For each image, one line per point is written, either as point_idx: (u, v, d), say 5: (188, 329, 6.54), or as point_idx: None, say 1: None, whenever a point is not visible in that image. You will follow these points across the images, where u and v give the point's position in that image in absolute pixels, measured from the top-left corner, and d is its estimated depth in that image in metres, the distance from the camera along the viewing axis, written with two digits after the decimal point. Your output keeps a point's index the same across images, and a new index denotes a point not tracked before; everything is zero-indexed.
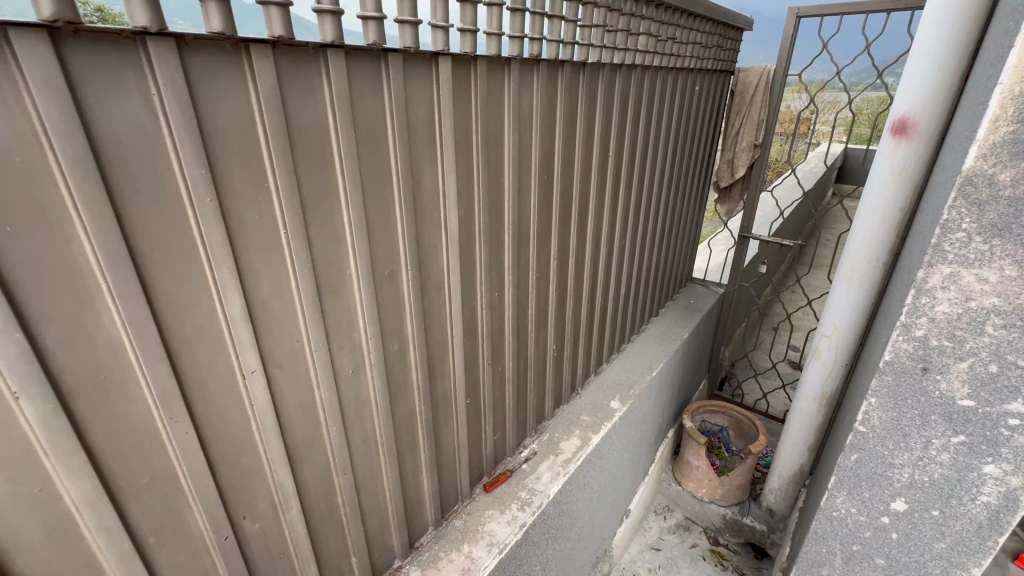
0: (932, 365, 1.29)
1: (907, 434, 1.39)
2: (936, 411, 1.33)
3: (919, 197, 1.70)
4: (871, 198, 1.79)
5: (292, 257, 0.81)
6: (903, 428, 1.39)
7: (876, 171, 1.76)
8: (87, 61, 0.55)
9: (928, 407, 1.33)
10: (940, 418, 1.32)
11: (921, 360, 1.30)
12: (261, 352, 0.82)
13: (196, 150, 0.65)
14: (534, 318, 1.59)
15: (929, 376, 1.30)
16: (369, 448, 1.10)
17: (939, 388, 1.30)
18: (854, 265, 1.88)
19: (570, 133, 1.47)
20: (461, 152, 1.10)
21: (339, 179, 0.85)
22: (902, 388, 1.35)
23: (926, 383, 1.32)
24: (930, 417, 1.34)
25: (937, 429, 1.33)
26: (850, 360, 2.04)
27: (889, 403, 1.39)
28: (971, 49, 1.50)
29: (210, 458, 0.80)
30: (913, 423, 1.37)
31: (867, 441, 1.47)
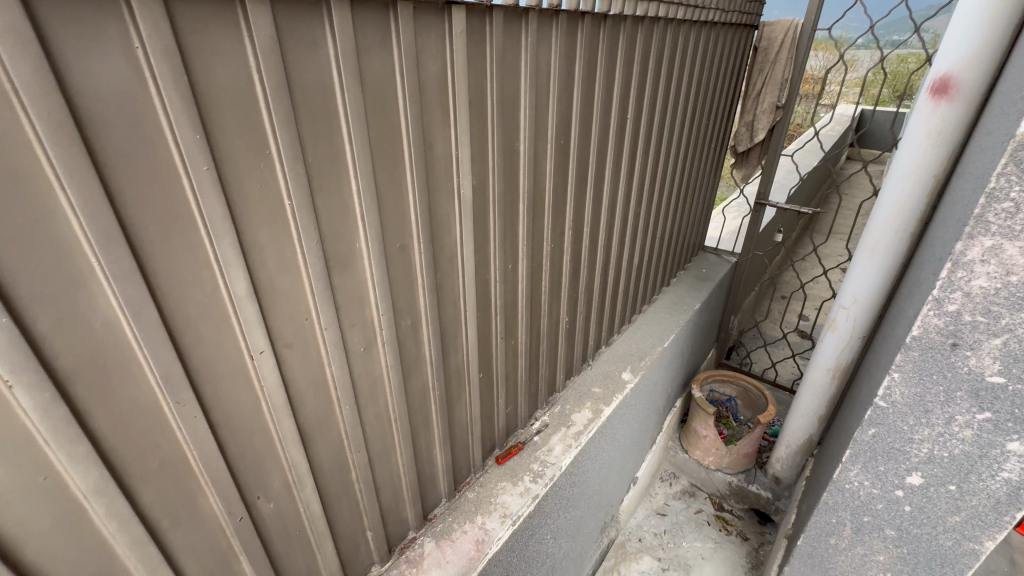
0: (962, 341, 1.25)
1: (929, 409, 1.36)
2: (962, 387, 1.29)
3: (955, 163, 1.61)
4: (902, 163, 1.70)
5: (298, 231, 0.76)
6: (926, 405, 1.36)
7: (910, 134, 1.66)
8: (59, 8, 0.48)
9: (954, 383, 1.30)
10: (967, 394, 1.29)
11: (951, 335, 1.26)
12: (269, 331, 0.77)
13: (190, 112, 0.59)
14: (548, 290, 1.54)
15: (958, 352, 1.26)
16: (382, 425, 1.08)
17: (968, 364, 1.26)
18: (880, 234, 1.81)
19: (589, 94, 1.38)
20: (475, 114, 1.02)
21: (346, 145, 0.79)
22: (928, 363, 1.31)
23: (954, 359, 1.28)
24: (955, 393, 1.31)
25: (962, 405, 1.30)
26: (868, 332, 1.99)
27: (913, 378, 1.36)
28: None
29: (221, 440, 0.77)
30: (936, 398, 1.34)
31: (887, 416, 1.44)
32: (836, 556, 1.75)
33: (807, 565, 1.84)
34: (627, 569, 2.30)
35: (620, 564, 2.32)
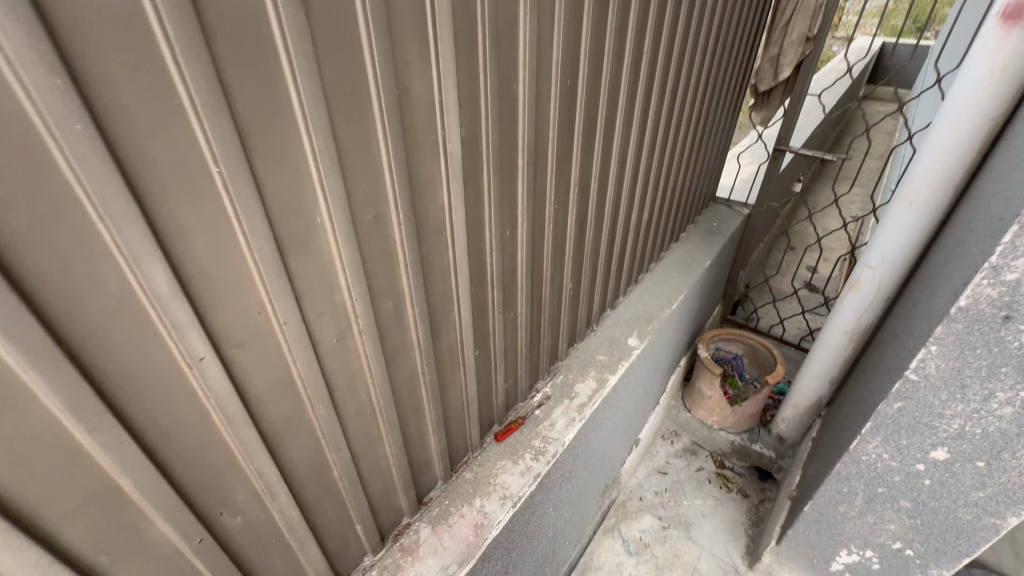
0: (1017, 314, 1.11)
1: (966, 385, 1.25)
2: (1009, 361, 1.17)
3: (1018, 103, 1.40)
4: (955, 104, 1.49)
5: (235, 207, 0.59)
6: (965, 379, 1.25)
7: (970, 69, 1.44)
8: None
9: (1000, 358, 1.18)
10: (1012, 370, 1.17)
11: (1005, 308, 1.12)
12: (211, 332, 0.63)
13: (41, 47, 0.40)
14: (550, 256, 1.37)
15: (1010, 326, 1.13)
16: (365, 418, 0.95)
17: (1019, 339, 1.13)
18: (920, 186, 1.62)
19: (600, 22, 1.15)
20: (463, 47, 0.81)
21: (292, 91, 0.60)
22: (973, 337, 1.19)
23: (1005, 332, 1.15)
24: (999, 368, 1.19)
25: (1006, 381, 1.19)
26: (893, 292, 1.85)
27: (952, 352, 1.23)
28: None
29: (164, 461, 0.64)
30: (977, 374, 1.22)
31: (917, 390, 1.33)
32: (843, 522, 1.71)
33: (812, 530, 1.81)
34: (627, 528, 2.30)
35: (620, 522, 2.32)
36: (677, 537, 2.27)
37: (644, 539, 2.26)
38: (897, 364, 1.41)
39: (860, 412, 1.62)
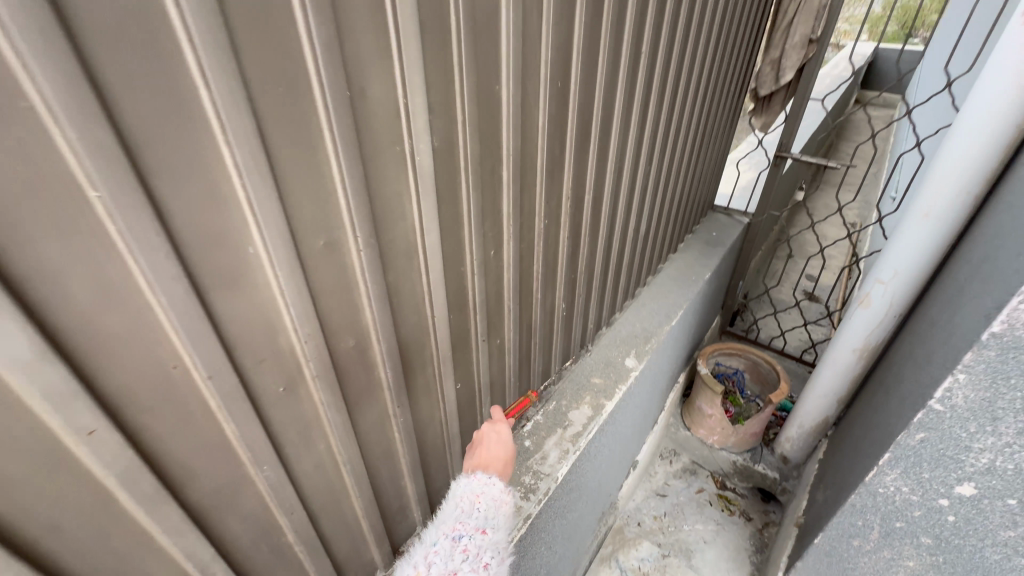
0: None
1: (998, 417, 1.14)
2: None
3: None
4: (973, 115, 1.42)
5: (132, 244, 0.46)
6: (997, 412, 1.13)
7: (995, 79, 1.36)
8: None
9: None
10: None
11: None
12: (104, 399, 0.49)
13: None
14: (542, 275, 1.25)
15: None
16: (325, 473, 0.83)
17: None
18: (936, 200, 1.54)
19: (593, 21, 1.03)
20: (432, 46, 0.68)
21: (207, 101, 0.47)
22: (1007, 366, 1.08)
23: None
24: None
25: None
26: (905, 309, 1.75)
27: (984, 382, 1.13)
28: None
29: (50, 557, 0.51)
30: (1009, 406, 1.12)
31: (941, 421, 1.22)
32: (856, 557, 1.59)
33: (822, 563, 1.69)
34: (624, 557, 2.18)
35: (618, 551, 2.20)
36: (678, 565, 2.15)
37: (643, 569, 2.14)
38: (924, 382, 1.28)
39: (873, 440, 1.50)
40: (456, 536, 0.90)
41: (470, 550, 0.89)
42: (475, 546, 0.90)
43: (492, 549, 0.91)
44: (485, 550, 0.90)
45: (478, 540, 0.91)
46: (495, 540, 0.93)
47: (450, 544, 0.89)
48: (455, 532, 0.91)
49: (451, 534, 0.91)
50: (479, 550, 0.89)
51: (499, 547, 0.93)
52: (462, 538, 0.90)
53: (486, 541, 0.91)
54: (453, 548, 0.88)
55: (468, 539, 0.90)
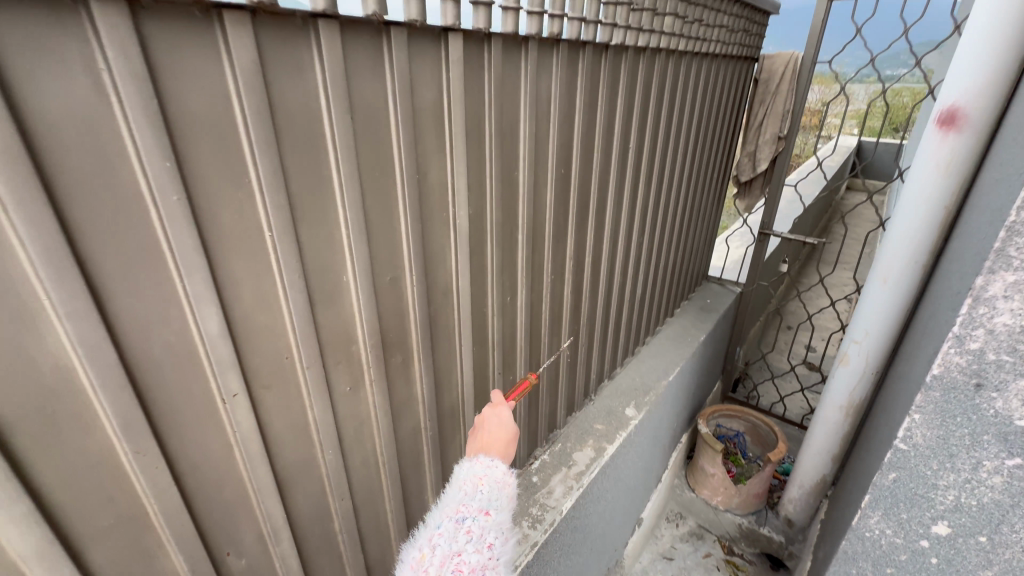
0: (987, 382, 1.18)
1: (953, 452, 1.27)
2: (990, 429, 1.21)
3: (966, 194, 1.56)
4: (910, 195, 1.65)
5: (279, 264, 0.70)
6: (951, 447, 1.27)
7: (918, 167, 1.62)
8: (7, 24, 0.43)
9: (981, 426, 1.22)
10: (995, 437, 1.21)
11: (975, 376, 1.19)
12: (244, 372, 0.71)
13: (159, 138, 0.54)
14: (548, 323, 1.50)
15: (982, 394, 1.19)
16: (369, 470, 1.00)
17: (994, 407, 1.19)
18: (889, 267, 1.75)
19: (589, 125, 1.35)
20: (472, 144, 0.98)
21: (335, 178, 0.74)
22: (951, 405, 1.24)
23: (980, 399, 1.20)
24: (981, 436, 1.23)
25: (991, 449, 1.22)
26: (880, 368, 1.90)
27: (935, 420, 1.28)
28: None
29: (186, 491, 0.70)
30: (962, 442, 1.26)
31: (908, 459, 1.35)
32: None
33: None
34: None
35: None
36: None
37: None
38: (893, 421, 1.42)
39: (857, 486, 1.62)
40: (460, 519, 0.86)
41: (475, 533, 0.85)
42: (479, 528, 0.86)
43: (496, 529, 0.88)
44: (489, 532, 0.87)
45: (482, 523, 0.87)
46: (499, 520, 0.89)
47: (454, 526, 0.85)
48: (458, 514, 0.87)
49: (455, 516, 0.87)
50: (483, 532, 0.86)
51: (503, 526, 0.90)
52: (466, 521, 0.86)
53: (490, 523, 0.88)
54: (457, 531, 0.85)
55: (472, 521, 0.86)
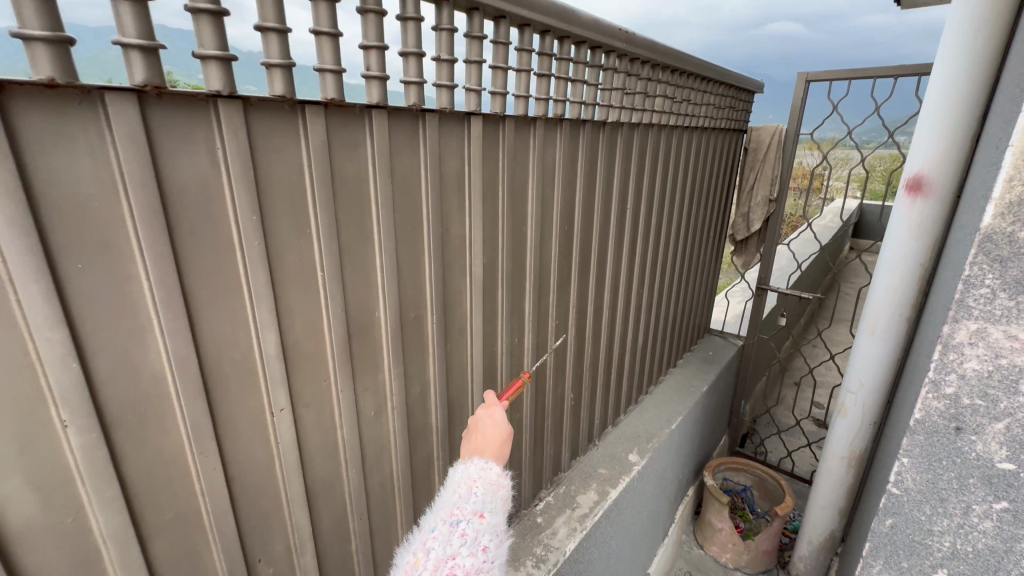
0: (966, 424, 0.98)
1: (944, 498, 1.04)
2: (974, 472, 1.00)
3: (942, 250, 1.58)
4: (888, 251, 1.69)
5: (327, 299, 0.85)
6: (941, 493, 1.04)
7: (893, 225, 1.66)
8: (165, 121, 0.61)
9: (964, 468, 1.00)
10: (980, 481, 0.99)
11: (952, 418, 1.00)
12: (291, 391, 0.84)
13: (251, 198, 0.70)
14: (552, 366, 1.61)
15: (963, 437, 0.99)
16: (385, 493, 1.09)
17: (975, 449, 0.98)
18: (874, 322, 1.75)
19: (590, 188, 1.53)
20: (487, 204, 1.15)
21: (375, 230, 0.90)
22: (935, 448, 1.03)
23: (960, 444, 1.00)
24: (967, 480, 1.00)
25: (977, 494, 1.00)
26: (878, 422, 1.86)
27: (922, 463, 1.06)
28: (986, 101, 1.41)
29: (233, 495, 0.80)
30: (949, 486, 1.03)
31: (901, 505, 1.11)
32: None
33: None
34: None
35: None
36: None
37: None
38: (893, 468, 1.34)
39: (858, 535, 1.63)
40: (453, 522, 0.79)
41: (469, 535, 0.77)
42: (473, 531, 0.78)
43: (491, 534, 0.80)
44: (484, 536, 0.79)
45: (477, 526, 0.79)
46: (495, 525, 0.81)
47: (447, 529, 0.78)
48: (452, 517, 0.80)
49: (448, 519, 0.80)
50: (478, 534, 0.78)
51: (499, 531, 0.82)
52: (460, 523, 0.78)
53: (485, 526, 0.80)
54: (451, 534, 0.77)
55: (466, 524, 0.79)
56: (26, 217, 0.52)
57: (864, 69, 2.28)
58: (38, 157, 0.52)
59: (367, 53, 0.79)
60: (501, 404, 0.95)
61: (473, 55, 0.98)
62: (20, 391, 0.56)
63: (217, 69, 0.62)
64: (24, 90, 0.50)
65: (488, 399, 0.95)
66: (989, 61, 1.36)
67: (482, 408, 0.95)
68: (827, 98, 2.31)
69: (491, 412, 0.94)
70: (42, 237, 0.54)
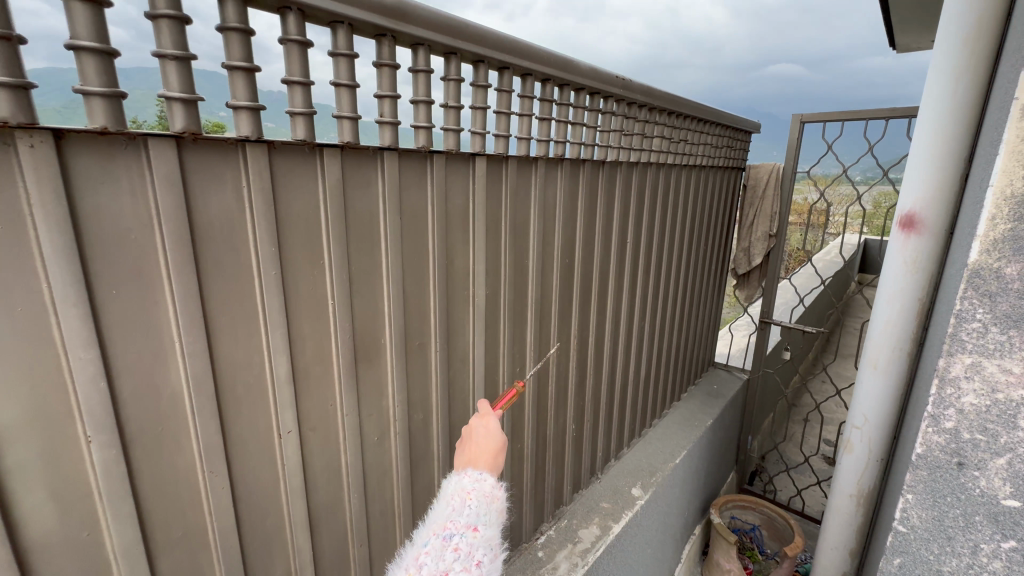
0: (967, 459, 0.96)
1: (952, 536, 1.01)
2: (979, 508, 0.96)
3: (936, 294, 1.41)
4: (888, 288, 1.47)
5: (336, 326, 0.89)
6: (947, 531, 1.01)
7: (887, 262, 1.48)
8: (198, 162, 0.67)
9: (969, 504, 0.97)
10: (986, 519, 0.95)
11: (955, 453, 0.97)
12: (298, 414, 0.88)
13: (270, 231, 0.76)
14: (554, 397, 1.63)
15: (965, 472, 0.97)
16: (385, 520, 1.11)
17: (979, 485, 0.95)
18: (884, 362, 1.50)
19: (590, 223, 1.59)
20: (490, 238, 1.21)
21: (384, 261, 0.96)
22: (939, 483, 1.00)
23: (964, 479, 0.97)
24: (974, 517, 0.97)
25: (984, 532, 0.96)
26: (875, 493, 1.65)
27: (927, 500, 1.03)
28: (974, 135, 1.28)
29: (239, 516, 0.83)
30: (956, 523, 1.00)
31: (909, 544, 1.07)
32: None
33: None
34: None
35: None
36: None
37: None
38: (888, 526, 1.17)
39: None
40: (446, 535, 0.80)
41: (462, 549, 0.78)
42: (467, 545, 0.79)
43: (486, 547, 0.81)
44: (477, 549, 0.79)
45: (471, 539, 0.80)
46: (489, 537, 0.82)
47: (440, 544, 0.79)
48: (445, 530, 0.81)
49: (441, 532, 0.81)
50: (472, 548, 0.79)
51: (494, 545, 0.83)
52: (453, 537, 0.79)
53: (479, 539, 0.81)
54: (443, 548, 0.78)
55: (459, 538, 0.80)
56: (72, 247, 0.58)
57: (856, 111, 2.37)
58: (87, 193, 0.59)
59: (381, 101, 0.87)
60: (495, 414, 0.98)
61: (478, 101, 1.06)
62: (52, 405, 0.61)
63: (247, 117, 0.69)
64: (80, 136, 0.57)
65: (482, 409, 0.98)
66: (974, 92, 1.24)
67: (476, 419, 0.98)
68: (822, 138, 2.39)
69: (484, 422, 0.97)
70: (84, 265, 0.60)
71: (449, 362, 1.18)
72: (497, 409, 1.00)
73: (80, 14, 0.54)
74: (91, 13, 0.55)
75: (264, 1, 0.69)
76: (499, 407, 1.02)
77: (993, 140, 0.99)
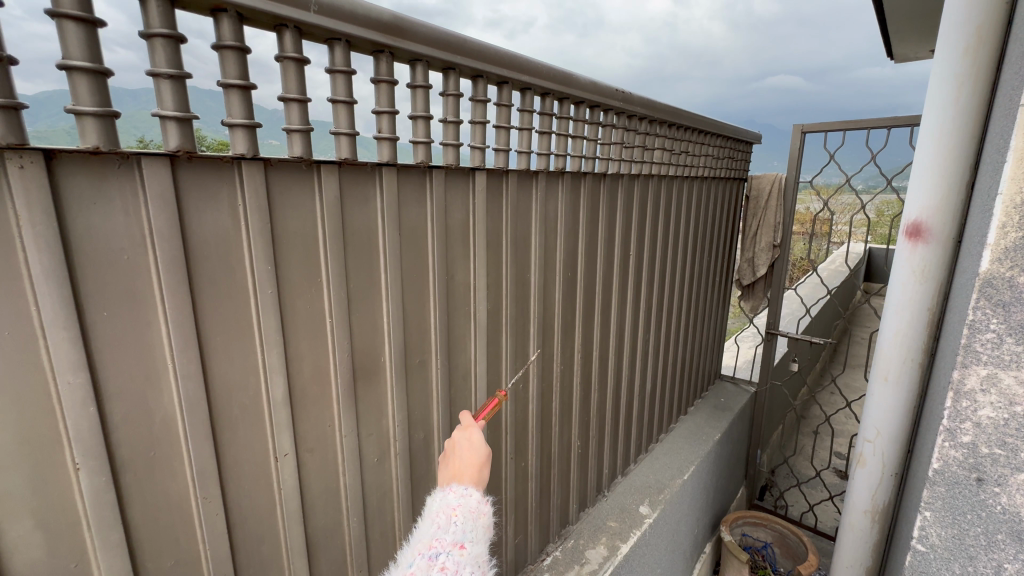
0: (988, 476, 0.92)
1: (974, 555, 0.96)
2: (1002, 527, 0.91)
3: (946, 304, 1.37)
4: (896, 297, 1.44)
5: (334, 344, 0.88)
6: (969, 551, 0.96)
7: (896, 272, 1.45)
8: (194, 180, 0.66)
9: (992, 522, 0.93)
10: (1010, 538, 0.90)
11: (974, 468, 0.94)
12: (295, 436, 0.85)
13: (266, 249, 0.75)
14: (558, 412, 1.60)
15: (986, 489, 0.93)
16: (387, 542, 1.08)
17: (1002, 503, 0.91)
18: (892, 371, 1.47)
19: (593, 236, 1.57)
20: (491, 252, 1.20)
21: (383, 277, 0.94)
22: (959, 500, 0.96)
23: (984, 495, 0.93)
24: (996, 536, 0.92)
25: (1009, 552, 0.90)
26: (891, 510, 1.57)
27: (948, 517, 0.99)
28: (979, 143, 1.27)
29: (234, 543, 0.80)
30: (978, 542, 0.95)
31: (929, 565, 1.03)
32: None
33: None
34: None
35: None
36: None
37: None
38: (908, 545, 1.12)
39: None
40: (432, 555, 0.77)
41: (449, 569, 0.76)
42: (454, 564, 0.77)
43: (473, 566, 0.78)
44: (464, 569, 0.77)
45: (458, 558, 0.78)
46: (477, 555, 0.80)
47: (425, 564, 0.76)
48: (431, 550, 0.78)
49: (427, 552, 0.78)
50: (458, 567, 0.76)
51: (482, 562, 0.80)
52: (439, 556, 0.77)
53: (466, 558, 0.78)
54: (429, 568, 0.76)
55: (445, 557, 0.77)
56: (61, 270, 0.57)
57: (858, 121, 2.36)
58: (78, 214, 0.58)
59: (379, 117, 0.86)
60: (478, 425, 0.94)
61: (478, 116, 1.05)
62: (41, 431, 0.59)
63: (242, 134, 0.69)
64: (71, 157, 0.56)
65: (464, 420, 0.94)
66: (977, 100, 1.23)
67: (459, 432, 0.94)
68: (825, 148, 2.38)
69: (468, 434, 0.93)
70: (76, 288, 0.59)
71: (451, 380, 1.16)
72: (481, 421, 0.97)
73: (72, 33, 0.53)
74: (83, 33, 0.54)
75: (260, 19, 0.69)
76: (483, 418, 0.98)
77: (1001, 148, 0.97)
